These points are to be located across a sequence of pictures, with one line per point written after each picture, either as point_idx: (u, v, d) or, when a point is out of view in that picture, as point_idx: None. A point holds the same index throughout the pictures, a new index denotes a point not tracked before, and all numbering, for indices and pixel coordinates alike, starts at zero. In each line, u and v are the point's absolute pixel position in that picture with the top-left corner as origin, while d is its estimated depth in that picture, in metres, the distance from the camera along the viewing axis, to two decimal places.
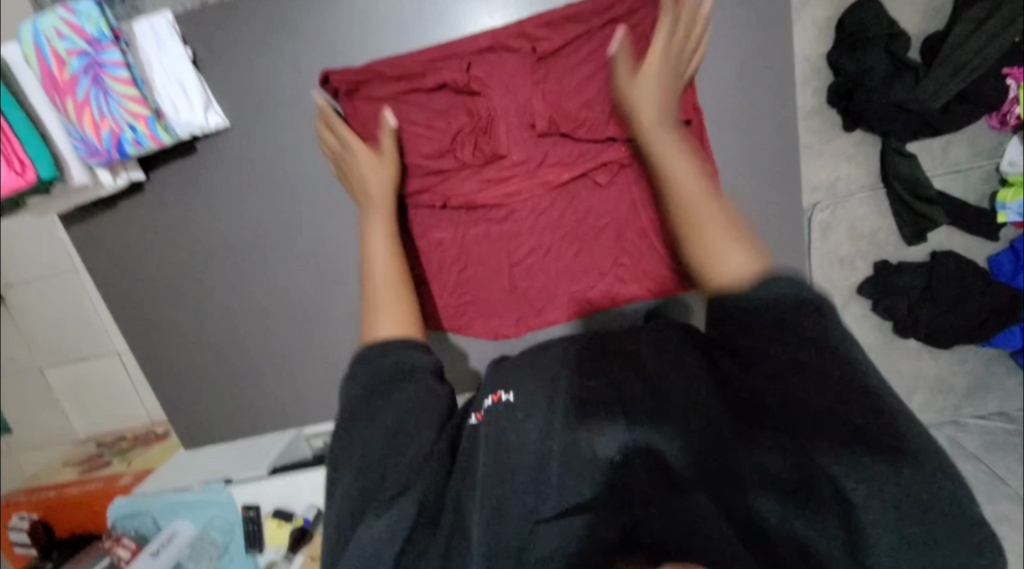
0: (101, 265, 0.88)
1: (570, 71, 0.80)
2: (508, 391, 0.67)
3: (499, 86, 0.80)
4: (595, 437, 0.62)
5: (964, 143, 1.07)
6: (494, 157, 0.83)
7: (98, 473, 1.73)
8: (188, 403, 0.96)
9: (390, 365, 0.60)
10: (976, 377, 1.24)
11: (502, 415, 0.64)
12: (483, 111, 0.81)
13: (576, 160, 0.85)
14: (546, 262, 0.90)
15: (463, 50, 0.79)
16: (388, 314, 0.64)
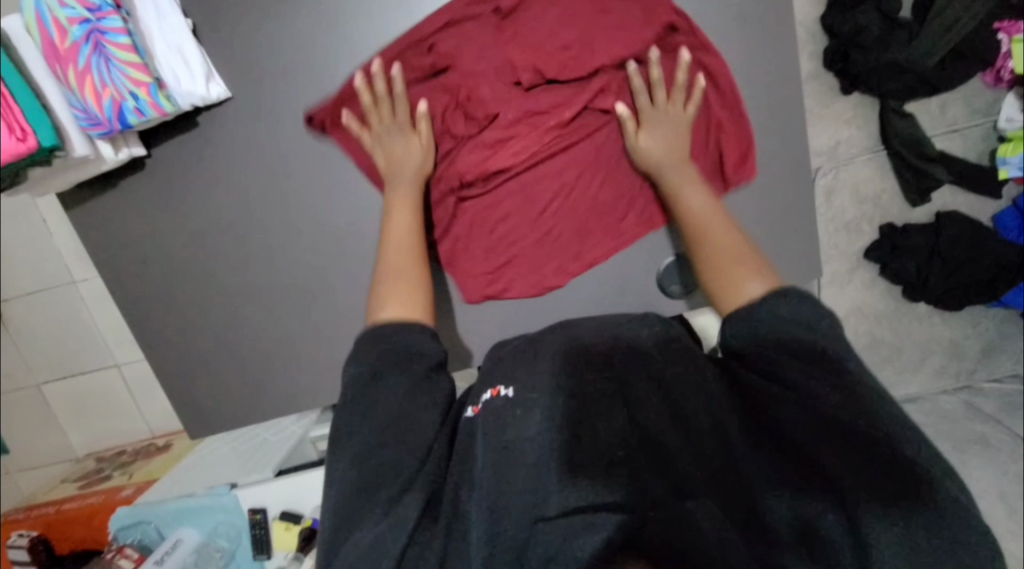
0: (104, 248, 0.86)
1: (544, 29, 0.82)
2: (508, 386, 0.61)
3: (470, 60, 0.82)
4: (604, 428, 0.55)
5: (960, 102, 1.08)
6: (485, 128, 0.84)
7: (98, 487, 1.68)
8: (194, 391, 0.94)
9: (397, 351, 0.64)
10: (989, 340, 1.24)
11: (502, 409, 0.59)
12: (460, 83, 0.83)
13: (572, 98, 0.84)
14: (573, 203, 0.88)
15: (423, 33, 0.81)
16: (398, 300, 0.71)
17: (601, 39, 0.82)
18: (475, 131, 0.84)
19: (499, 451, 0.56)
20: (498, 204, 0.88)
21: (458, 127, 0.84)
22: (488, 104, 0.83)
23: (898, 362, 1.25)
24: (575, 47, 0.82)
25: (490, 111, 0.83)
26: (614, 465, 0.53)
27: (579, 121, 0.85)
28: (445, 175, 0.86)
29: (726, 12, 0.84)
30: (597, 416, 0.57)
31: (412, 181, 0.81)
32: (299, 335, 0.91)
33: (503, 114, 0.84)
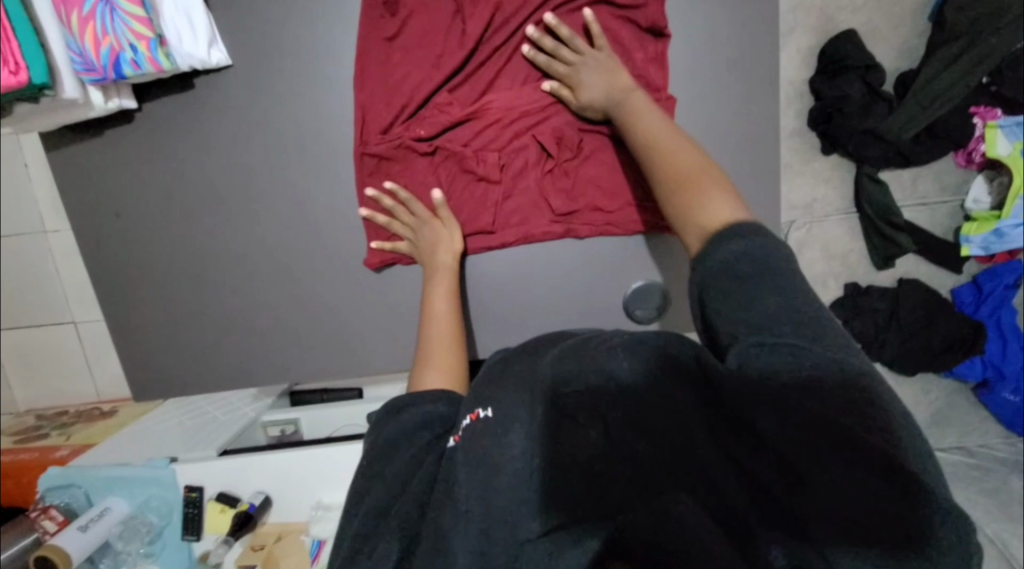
0: (78, 194, 0.85)
1: (416, 153, 0.82)
2: (485, 406, 0.50)
3: (467, 202, 0.82)
4: (573, 445, 0.46)
5: (932, 177, 1.13)
6: (526, 169, 0.81)
7: (33, 445, 1.62)
8: (146, 354, 0.91)
9: (420, 416, 0.57)
10: (939, 409, 1.28)
11: (478, 438, 0.48)
12: (495, 208, 0.82)
13: (480, 128, 0.80)
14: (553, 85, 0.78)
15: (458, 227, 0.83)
16: (438, 366, 0.66)
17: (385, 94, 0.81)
18: (542, 171, 0.81)
19: (477, 468, 0.47)
20: (600, 177, 0.81)
21: (543, 183, 0.81)
22: (517, 179, 0.82)
23: None
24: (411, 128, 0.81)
25: (496, 178, 0.80)
26: (596, 477, 0.45)
27: (484, 115, 0.80)
28: (565, 199, 0.81)
29: (723, 54, 0.87)
30: (568, 439, 0.47)
31: (449, 267, 0.79)
32: (263, 308, 0.90)
33: (532, 170, 0.81)
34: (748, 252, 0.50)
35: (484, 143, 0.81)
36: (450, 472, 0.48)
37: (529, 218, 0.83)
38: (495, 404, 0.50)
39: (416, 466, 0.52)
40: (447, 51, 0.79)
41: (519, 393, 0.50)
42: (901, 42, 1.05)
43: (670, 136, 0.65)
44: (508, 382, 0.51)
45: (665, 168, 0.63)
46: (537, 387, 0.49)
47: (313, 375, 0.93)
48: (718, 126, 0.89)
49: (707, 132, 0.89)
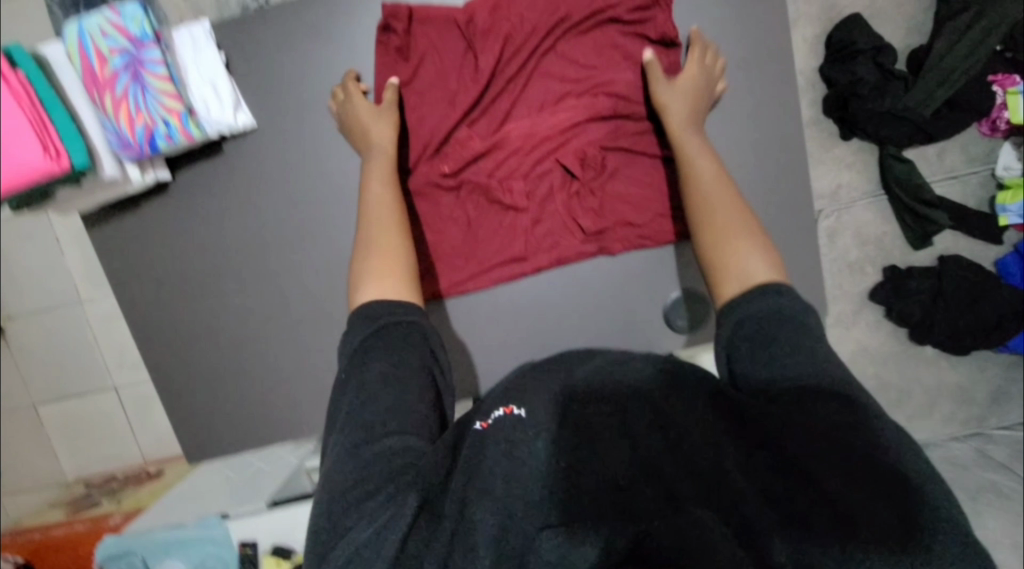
0: (120, 267, 0.88)
1: (441, 190, 0.82)
2: (520, 405, 0.59)
3: (500, 233, 0.83)
4: (587, 448, 0.55)
5: (958, 150, 1.11)
6: (552, 193, 0.80)
7: (85, 514, 1.64)
8: (196, 416, 0.92)
9: (396, 331, 0.63)
10: (998, 386, 1.23)
11: (510, 433, 0.57)
12: (524, 236, 0.82)
13: (503, 158, 0.80)
14: (569, 103, 0.78)
15: (490, 260, 0.84)
16: (383, 275, 0.67)
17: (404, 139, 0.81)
18: (568, 194, 0.81)
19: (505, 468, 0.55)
20: (627, 194, 0.81)
21: (571, 205, 0.81)
22: (544, 205, 0.81)
23: (908, 405, 1.24)
24: (429, 164, 0.82)
25: (523, 206, 0.80)
26: (619, 496, 0.52)
27: (506, 143, 0.79)
28: (595, 217, 0.81)
29: None
30: (589, 445, 0.55)
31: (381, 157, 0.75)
32: (305, 358, 0.91)
33: (559, 193, 0.80)
34: (781, 311, 0.59)
35: (509, 172, 0.80)
36: (475, 458, 0.55)
37: (559, 241, 0.82)
38: (529, 406, 0.59)
39: (418, 428, 0.58)
40: (461, 91, 0.80)
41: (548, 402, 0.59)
42: (908, 20, 1.05)
43: (722, 179, 0.70)
44: (538, 392, 0.60)
45: (713, 219, 0.68)
46: (569, 403, 0.59)
47: None
48: None
49: None
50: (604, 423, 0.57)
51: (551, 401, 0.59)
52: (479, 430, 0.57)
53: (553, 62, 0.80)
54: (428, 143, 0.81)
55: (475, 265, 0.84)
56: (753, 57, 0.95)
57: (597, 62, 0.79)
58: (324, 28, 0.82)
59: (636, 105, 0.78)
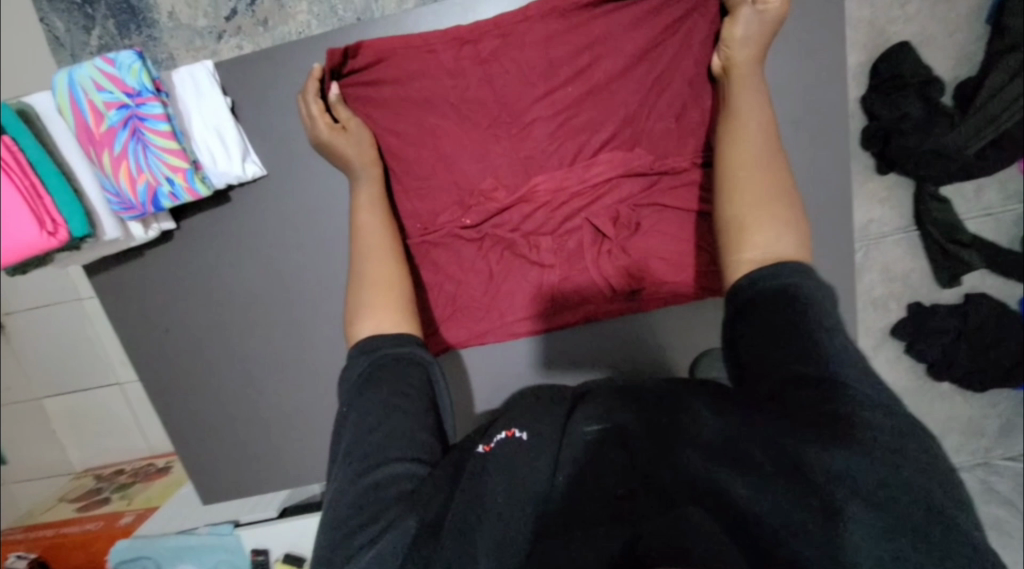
0: (125, 311, 0.84)
1: (463, 241, 0.82)
2: (522, 427, 0.61)
3: (525, 287, 0.83)
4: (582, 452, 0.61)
5: (996, 187, 1.06)
6: (581, 250, 0.80)
7: (96, 511, 1.66)
8: (209, 457, 0.91)
9: (390, 358, 0.65)
10: (1009, 419, 1.23)
11: (512, 452, 0.59)
12: (550, 290, 0.82)
13: (531, 214, 0.79)
14: (600, 160, 0.78)
15: (513, 313, 0.84)
16: (375, 312, 0.68)
17: (428, 191, 0.80)
18: (597, 249, 0.80)
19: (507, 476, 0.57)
20: (659, 252, 0.79)
21: (600, 263, 0.80)
22: (570, 261, 0.81)
23: None
24: (454, 215, 0.81)
25: (550, 263, 0.81)
26: (618, 507, 0.57)
27: (534, 195, 0.79)
28: (626, 274, 0.80)
29: None
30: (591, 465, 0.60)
31: (362, 177, 0.75)
32: (316, 406, 0.88)
33: (587, 251, 0.80)
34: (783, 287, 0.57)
35: (535, 227, 0.80)
36: (476, 481, 0.57)
37: (587, 297, 0.83)
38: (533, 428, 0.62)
39: (413, 450, 0.60)
40: (490, 141, 0.78)
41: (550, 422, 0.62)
42: (959, 49, 0.98)
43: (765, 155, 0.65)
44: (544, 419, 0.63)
45: (745, 178, 0.65)
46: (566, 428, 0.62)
47: None
48: None
49: None
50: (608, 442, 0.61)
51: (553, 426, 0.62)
52: (480, 453, 0.60)
53: (587, 111, 0.77)
54: (454, 194, 0.80)
55: (502, 317, 0.85)
56: (794, 96, 0.89)
57: (634, 113, 0.77)
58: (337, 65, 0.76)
59: (672, 160, 0.77)
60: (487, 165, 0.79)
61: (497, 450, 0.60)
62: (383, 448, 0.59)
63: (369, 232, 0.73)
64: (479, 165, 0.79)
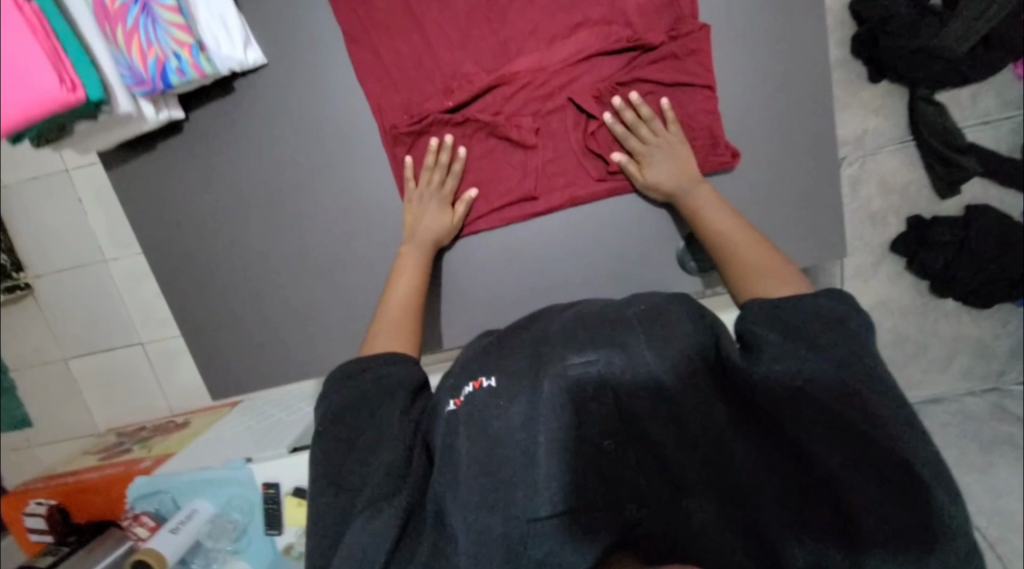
0: (139, 208, 0.89)
1: (448, 127, 0.86)
2: (488, 378, 0.70)
3: (511, 171, 0.87)
4: (579, 422, 0.66)
5: (994, 93, 1.06)
6: (565, 130, 0.86)
7: (118, 459, 1.71)
8: (220, 355, 0.95)
9: (369, 384, 0.73)
10: (1020, 340, 1.20)
11: (485, 403, 0.69)
12: (535, 169, 0.86)
13: (514, 97, 0.84)
14: (579, 42, 0.83)
15: (497, 196, 0.88)
16: (388, 335, 0.79)
17: (415, 80, 0.85)
18: (581, 131, 0.86)
19: (489, 450, 0.66)
20: None
21: (583, 142, 0.86)
22: (554, 141, 0.86)
23: (924, 360, 1.22)
24: (439, 101, 0.85)
25: (534, 142, 0.85)
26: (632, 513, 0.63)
27: (518, 77, 0.84)
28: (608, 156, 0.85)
29: None
30: (582, 427, 0.66)
31: (424, 247, 0.86)
32: (319, 301, 0.92)
33: (571, 131, 0.86)
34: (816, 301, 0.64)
35: (517, 107, 0.85)
36: (453, 461, 0.67)
37: (573, 178, 0.87)
38: (500, 377, 0.71)
39: (397, 444, 0.69)
40: (472, 30, 0.84)
41: (523, 372, 0.70)
42: None
43: (745, 230, 0.76)
44: (514, 357, 0.72)
45: (731, 248, 0.75)
46: (547, 369, 0.69)
47: None
48: (759, 57, 0.82)
49: (750, 61, 0.82)
50: (586, 381, 0.67)
51: (527, 363, 0.71)
52: (453, 410, 0.70)
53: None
54: (441, 84, 0.85)
55: (489, 204, 0.88)
56: None
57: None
58: None
59: (642, 35, 0.82)
60: (469, 53, 0.84)
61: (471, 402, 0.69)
62: (366, 455, 0.68)
63: (403, 279, 0.85)
64: (463, 54, 0.84)
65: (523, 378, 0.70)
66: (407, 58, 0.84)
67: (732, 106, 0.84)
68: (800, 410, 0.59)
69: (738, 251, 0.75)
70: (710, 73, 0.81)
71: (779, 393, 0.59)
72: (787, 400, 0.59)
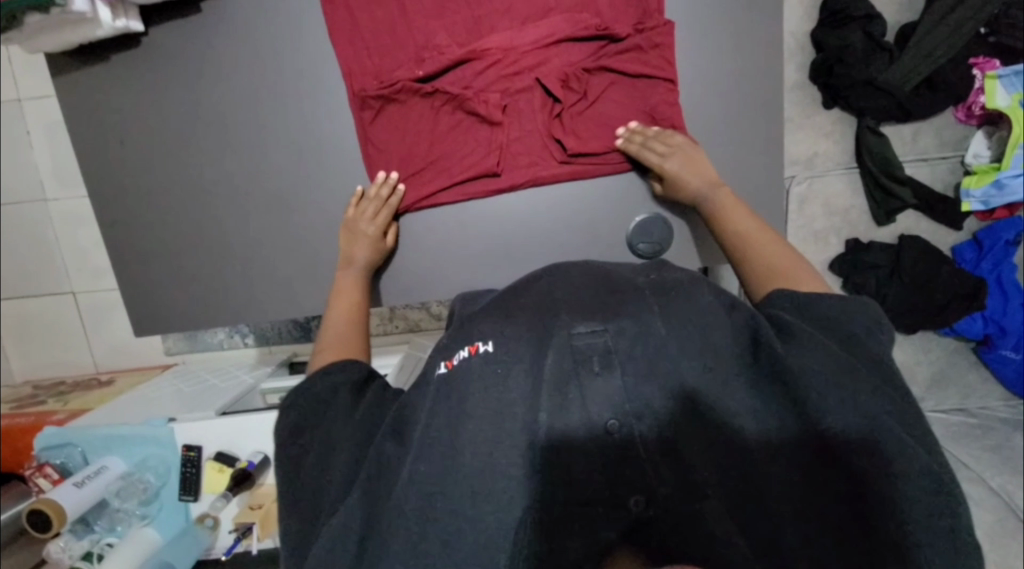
0: (84, 123, 0.85)
1: (417, 97, 0.83)
2: (485, 341, 0.58)
3: (477, 150, 0.85)
4: (586, 403, 0.55)
5: (932, 133, 1.14)
6: (533, 111, 0.84)
7: (30, 410, 1.60)
8: (151, 288, 0.91)
9: (320, 391, 0.67)
10: (939, 369, 1.27)
11: (475, 373, 0.56)
12: (501, 146, 0.84)
13: (484, 73, 0.83)
14: (551, 22, 0.82)
15: (460, 169, 0.84)
16: (333, 347, 0.73)
17: (385, 42, 0.83)
18: (551, 115, 0.84)
19: (485, 427, 0.54)
20: (608, 116, 0.84)
21: (549, 125, 0.84)
22: (520, 122, 0.85)
23: None
24: (407, 69, 0.83)
25: (500, 119, 0.83)
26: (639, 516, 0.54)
27: (489, 53, 0.82)
28: (579, 140, 0.84)
29: None
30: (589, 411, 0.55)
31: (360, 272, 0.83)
32: (262, 242, 0.88)
33: (538, 113, 0.84)
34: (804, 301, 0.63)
35: (486, 83, 0.83)
36: (435, 437, 0.55)
37: (538, 159, 0.85)
38: (498, 340, 0.58)
39: (361, 440, 0.61)
40: (448, 0, 0.82)
41: (525, 334, 0.58)
42: None
43: (766, 236, 0.74)
44: (516, 316, 0.60)
45: (750, 250, 0.73)
46: (552, 334, 0.57)
47: (310, 312, 0.90)
48: (722, 57, 0.86)
49: (714, 60, 0.86)
50: (591, 354, 0.56)
51: (529, 325, 0.59)
52: (443, 375, 0.58)
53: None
54: (412, 50, 0.83)
55: (450, 182, 0.85)
56: None
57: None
58: None
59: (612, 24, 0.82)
60: (442, 22, 0.83)
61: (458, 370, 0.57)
62: (325, 457, 0.61)
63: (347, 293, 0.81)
64: (435, 21, 0.82)
65: (523, 342, 0.58)
66: (380, 13, 0.82)
67: (695, 100, 0.87)
68: (841, 406, 0.52)
69: (751, 254, 0.73)
70: (672, 68, 0.83)
71: (813, 385, 0.53)
72: (817, 389, 0.53)
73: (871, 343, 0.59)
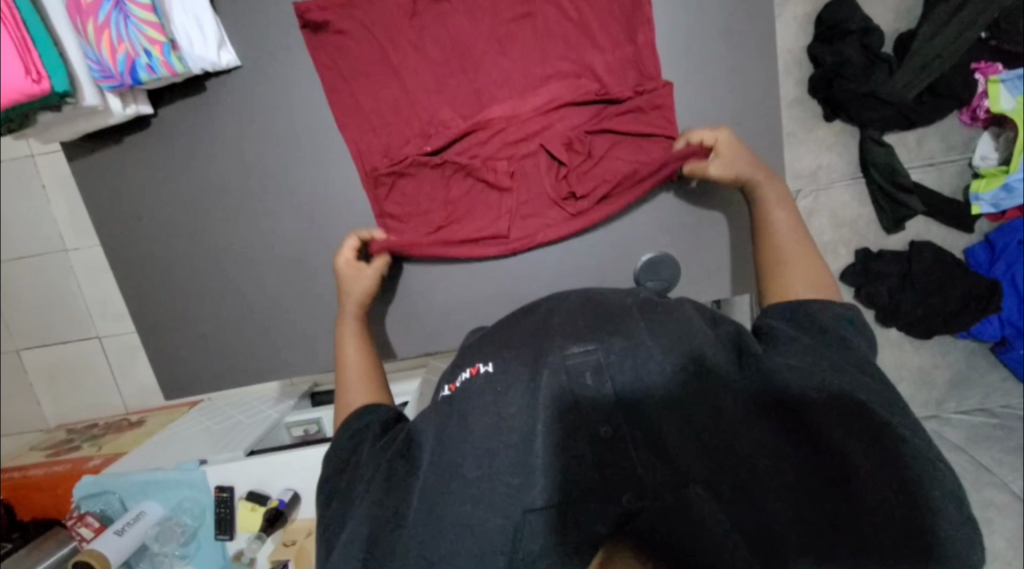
0: (102, 201, 0.88)
1: (427, 169, 0.85)
2: (486, 361, 0.61)
3: (487, 211, 0.87)
4: (579, 403, 0.56)
5: (938, 138, 1.13)
6: (539, 173, 0.85)
7: (65, 456, 1.65)
8: (176, 353, 0.94)
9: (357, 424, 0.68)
10: (958, 370, 1.26)
11: (479, 392, 0.58)
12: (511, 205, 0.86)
13: (489, 141, 0.84)
14: (552, 93, 0.83)
15: (472, 230, 0.86)
16: (362, 386, 0.75)
17: (388, 120, 0.84)
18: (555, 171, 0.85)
19: (488, 433, 0.56)
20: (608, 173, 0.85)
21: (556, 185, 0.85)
22: (528, 184, 0.86)
23: None
24: (411, 143, 0.84)
25: (508, 185, 0.84)
26: (634, 508, 0.52)
27: (493, 123, 0.83)
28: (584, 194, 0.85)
29: (721, 15, 0.85)
30: (581, 408, 0.56)
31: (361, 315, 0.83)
32: (279, 302, 0.91)
33: (545, 175, 0.85)
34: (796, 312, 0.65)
35: (492, 151, 0.84)
36: (445, 449, 0.57)
37: (544, 211, 0.87)
38: (498, 360, 0.61)
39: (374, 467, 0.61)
40: (446, 73, 0.83)
41: (521, 355, 0.60)
42: (898, 4, 1.06)
43: (802, 241, 0.73)
44: (513, 341, 0.62)
45: (785, 254, 0.72)
46: (548, 353, 0.58)
47: (332, 365, 0.93)
48: (719, 92, 0.87)
49: (710, 96, 0.87)
50: (584, 369, 0.57)
51: (525, 346, 0.61)
52: (447, 395, 0.61)
53: (534, 47, 0.83)
54: (415, 126, 0.84)
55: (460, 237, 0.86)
56: None
57: (578, 44, 0.83)
58: (307, 14, 0.81)
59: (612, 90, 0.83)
60: (442, 96, 0.84)
61: (465, 387, 0.60)
62: (350, 482, 0.63)
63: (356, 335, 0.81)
64: (435, 94, 0.84)
65: (521, 362, 0.60)
66: (380, 87, 0.83)
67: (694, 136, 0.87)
68: (821, 398, 0.53)
69: (786, 256, 0.72)
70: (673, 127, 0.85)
71: (793, 381, 0.54)
72: (795, 382, 0.54)
73: (848, 336, 0.61)
